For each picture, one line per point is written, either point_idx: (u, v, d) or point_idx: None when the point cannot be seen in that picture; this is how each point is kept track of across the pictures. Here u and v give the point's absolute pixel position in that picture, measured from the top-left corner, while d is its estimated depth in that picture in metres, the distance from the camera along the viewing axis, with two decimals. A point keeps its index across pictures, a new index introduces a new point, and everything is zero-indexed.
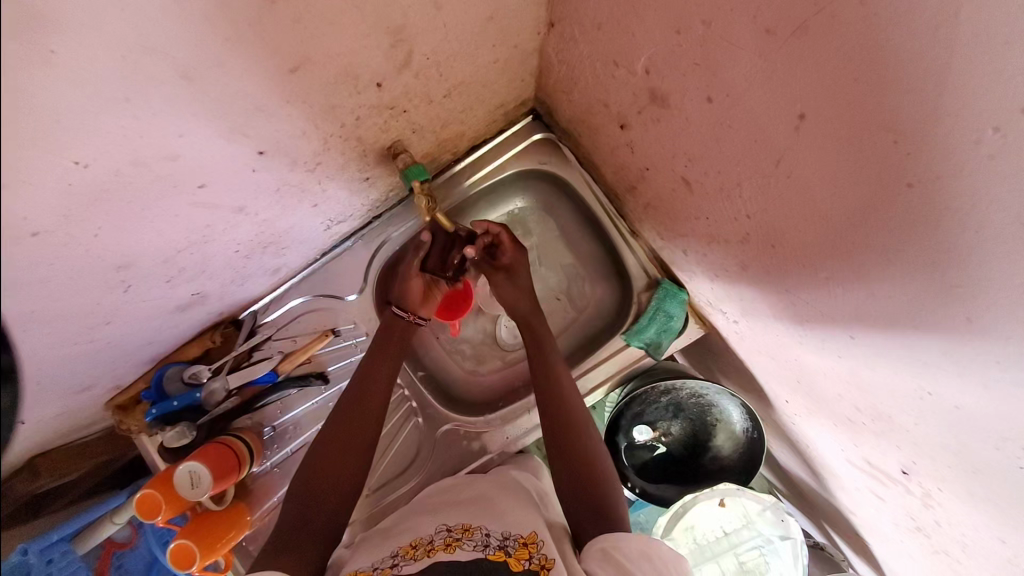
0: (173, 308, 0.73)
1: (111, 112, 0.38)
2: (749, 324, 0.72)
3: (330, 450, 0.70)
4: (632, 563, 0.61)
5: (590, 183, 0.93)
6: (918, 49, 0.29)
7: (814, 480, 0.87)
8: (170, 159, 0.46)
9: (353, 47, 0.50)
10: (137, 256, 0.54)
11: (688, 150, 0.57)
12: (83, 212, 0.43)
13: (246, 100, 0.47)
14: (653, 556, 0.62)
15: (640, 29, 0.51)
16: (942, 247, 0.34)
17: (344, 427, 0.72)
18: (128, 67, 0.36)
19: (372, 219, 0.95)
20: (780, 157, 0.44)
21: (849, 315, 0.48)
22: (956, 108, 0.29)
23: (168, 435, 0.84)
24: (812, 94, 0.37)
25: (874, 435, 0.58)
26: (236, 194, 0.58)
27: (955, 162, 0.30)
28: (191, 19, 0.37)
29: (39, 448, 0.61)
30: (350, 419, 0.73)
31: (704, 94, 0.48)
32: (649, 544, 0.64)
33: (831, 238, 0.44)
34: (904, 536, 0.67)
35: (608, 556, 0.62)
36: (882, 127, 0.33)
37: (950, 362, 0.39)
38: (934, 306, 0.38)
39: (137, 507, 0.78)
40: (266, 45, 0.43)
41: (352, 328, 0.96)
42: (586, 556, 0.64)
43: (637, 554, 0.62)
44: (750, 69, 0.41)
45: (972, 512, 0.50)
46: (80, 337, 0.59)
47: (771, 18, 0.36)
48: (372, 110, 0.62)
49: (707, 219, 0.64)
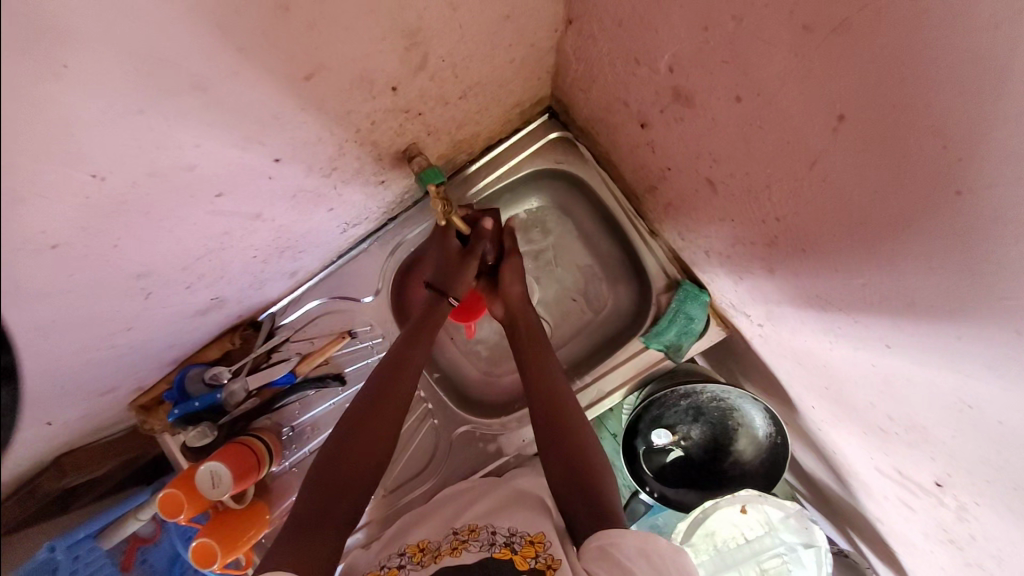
0: (193, 312, 0.73)
1: (126, 124, 0.37)
2: (774, 327, 0.70)
3: (348, 449, 0.68)
4: (636, 564, 0.59)
5: (608, 182, 0.91)
6: (974, 50, 0.26)
7: (840, 487, 0.84)
8: (186, 169, 0.46)
9: (369, 51, 0.49)
10: (155, 264, 0.54)
11: (713, 150, 0.55)
12: (101, 224, 0.43)
13: (261, 109, 0.47)
14: (651, 553, 0.61)
15: (665, 25, 0.49)
16: (990, 259, 0.32)
17: (362, 428, 0.70)
18: (141, 81, 0.36)
19: (388, 220, 0.95)
20: (816, 160, 0.42)
21: (886, 323, 0.46)
22: (1015, 113, 0.26)
23: (189, 435, 0.85)
24: (852, 94, 0.35)
25: (907, 446, 0.56)
26: (253, 201, 0.58)
27: (1009, 171, 0.28)
28: (205, 29, 0.36)
29: (67, 445, 0.62)
30: (367, 417, 0.71)
31: (733, 93, 0.46)
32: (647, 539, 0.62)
33: (868, 245, 0.42)
34: (933, 546, 0.64)
35: (606, 553, 0.61)
36: (930, 131, 0.31)
37: (995, 377, 0.37)
38: (981, 319, 0.35)
39: (159, 505, 0.79)
40: (280, 53, 0.42)
41: (368, 331, 0.95)
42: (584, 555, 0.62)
43: (636, 553, 0.60)
44: (784, 67, 0.39)
45: (1012, 530, 0.48)
46: (104, 342, 0.60)
47: (809, 14, 0.34)
48: (387, 114, 0.61)
49: (732, 220, 0.61)
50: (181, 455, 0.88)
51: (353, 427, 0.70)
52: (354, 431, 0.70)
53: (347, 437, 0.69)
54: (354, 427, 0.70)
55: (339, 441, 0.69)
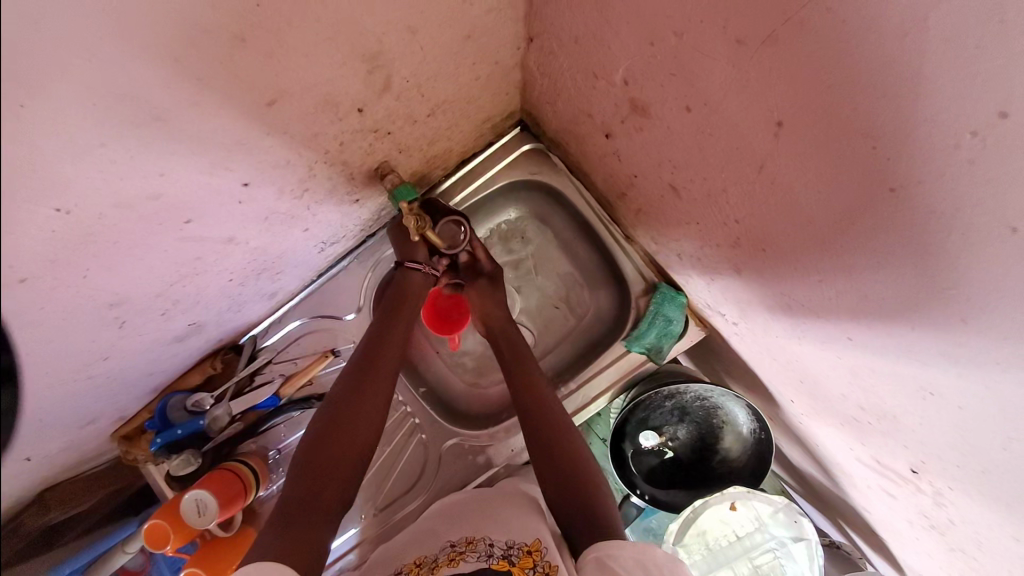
0: (171, 339, 0.73)
1: (88, 157, 0.38)
2: (748, 325, 0.71)
3: (327, 456, 0.67)
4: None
5: (581, 190, 0.92)
6: (888, 59, 0.28)
7: (825, 478, 0.85)
8: (154, 198, 0.46)
9: (330, 76, 0.50)
10: (129, 293, 0.55)
11: (673, 158, 0.56)
12: (69, 256, 0.43)
13: (227, 136, 0.47)
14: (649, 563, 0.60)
15: (616, 41, 0.51)
16: (927, 251, 0.34)
17: (340, 432, 0.69)
18: (101, 115, 0.36)
19: (366, 238, 0.95)
20: (763, 163, 0.43)
21: (845, 318, 0.47)
22: (932, 113, 0.28)
23: (173, 464, 0.84)
24: (787, 101, 0.36)
25: (880, 435, 0.57)
26: (225, 225, 0.59)
27: (934, 167, 0.30)
28: (164, 63, 0.37)
29: (49, 480, 0.61)
30: (344, 423, 0.70)
31: (683, 103, 0.48)
32: (643, 550, 0.61)
33: (820, 243, 0.43)
34: (919, 533, 0.65)
35: (603, 564, 0.60)
36: (860, 134, 0.33)
37: (947, 362, 0.39)
38: (927, 309, 0.37)
39: (145, 537, 0.78)
40: (241, 82, 0.43)
41: (352, 348, 0.95)
42: (581, 566, 0.62)
43: (634, 565, 0.60)
44: (725, 78, 0.40)
45: (984, 511, 0.49)
46: (79, 374, 0.59)
47: (741, 29, 0.36)
48: (356, 135, 0.62)
49: (697, 224, 0.63)
50: (166, 484, 0.87)
51: (331, 433, 0.69)
52: (332, 435, 0.68)
53: (323, 443, 0.68)
54: (332, 431, 0.69)
55: (315, 446, 0.67)
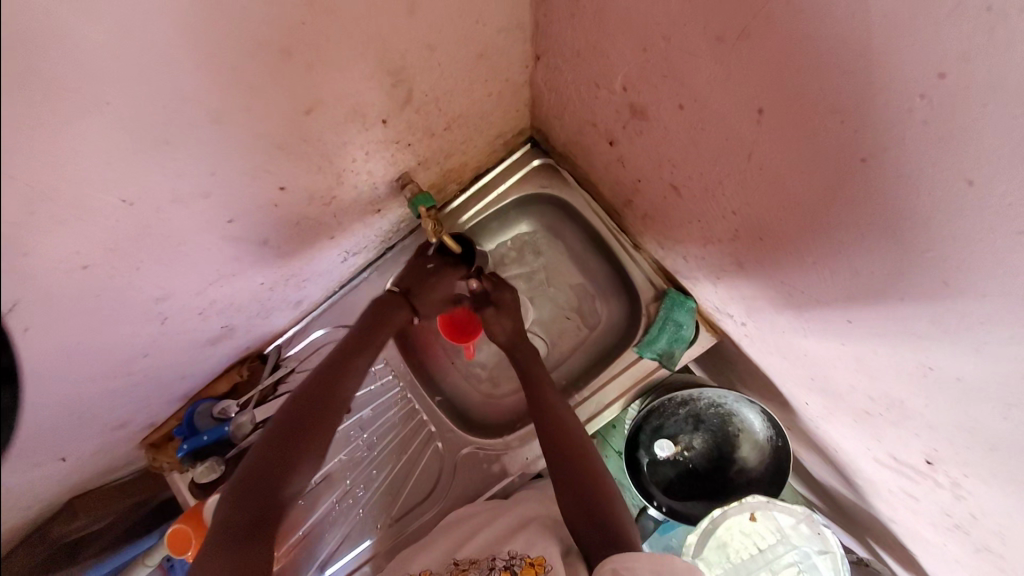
0: (204, 341, 0.78)
1: (153, 153, 0.44)
2: (756, 325, 0.73)
3: (299, 428, 0.74)
4: None
5: (590, 202, 0.96)
6: (843, 37, 0.32)
7: (847, 487, 0.83)
8: (202, 196, 0.52)
9: (359, 89, 0.56)
10: (173, 290, 0.60)
11: (671, 157, 0.61)
12: (127, 246, 0.49)
13: (269, 141, 0.53)
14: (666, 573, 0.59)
15: (613, 51, 0.56)
16: (901, 216, 0.36)
17: (311, 408, 0.76)
18: (167, 115, 0.42)
19: (386, 251, 1.00)
20: (751, 151, 0.47)
21: (843, 299, 0.49)
22: (887, 80, 0.31)
23: (199, 471, 0.88)
24: (764, 89, 0.40)
25: (892, 426, 0.57)
26: (260, 229, 0.64)
27: (894, 132, 0.33)
28: (223, 73, 0.43)
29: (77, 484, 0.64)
30: (319, 400, 0.77)
31: (676, 102, 0.52)
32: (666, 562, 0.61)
33: (810, 223, 0.46)
34: (944, 536, 0.63)
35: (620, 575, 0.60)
36: (830, 110, 0.36)
37: (939, 331, 0.40)
38: (912, 278, 0.39)
39: (170, 542, 0.81)
40: (285, 91, 0.50)
41: (383, 367, 1.00)
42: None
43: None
44: (710, 74, 0.45)
45: (999, 496, 0.48)
46: (120, 369, 0.64)
47: (719, 27, 0.41)
48: (379, 146, 0.68)
49: (700, 222, 0.66)
50: (189, 492, 0.90)
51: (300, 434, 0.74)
52: (300, 414, 0.75)
53: (290, 421, 0.74)
54: (300, 410, 0.76)
55: (284, 424, 0.74)
